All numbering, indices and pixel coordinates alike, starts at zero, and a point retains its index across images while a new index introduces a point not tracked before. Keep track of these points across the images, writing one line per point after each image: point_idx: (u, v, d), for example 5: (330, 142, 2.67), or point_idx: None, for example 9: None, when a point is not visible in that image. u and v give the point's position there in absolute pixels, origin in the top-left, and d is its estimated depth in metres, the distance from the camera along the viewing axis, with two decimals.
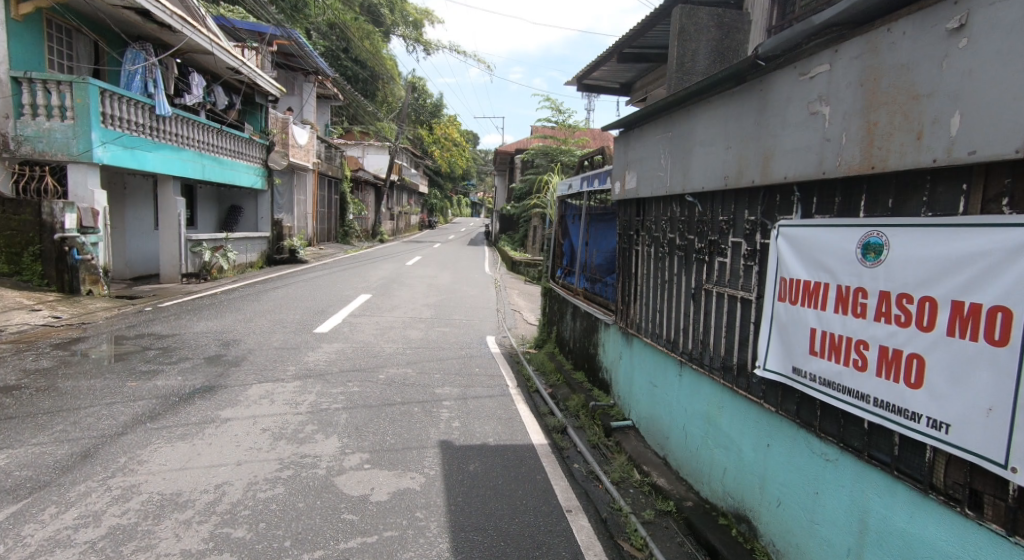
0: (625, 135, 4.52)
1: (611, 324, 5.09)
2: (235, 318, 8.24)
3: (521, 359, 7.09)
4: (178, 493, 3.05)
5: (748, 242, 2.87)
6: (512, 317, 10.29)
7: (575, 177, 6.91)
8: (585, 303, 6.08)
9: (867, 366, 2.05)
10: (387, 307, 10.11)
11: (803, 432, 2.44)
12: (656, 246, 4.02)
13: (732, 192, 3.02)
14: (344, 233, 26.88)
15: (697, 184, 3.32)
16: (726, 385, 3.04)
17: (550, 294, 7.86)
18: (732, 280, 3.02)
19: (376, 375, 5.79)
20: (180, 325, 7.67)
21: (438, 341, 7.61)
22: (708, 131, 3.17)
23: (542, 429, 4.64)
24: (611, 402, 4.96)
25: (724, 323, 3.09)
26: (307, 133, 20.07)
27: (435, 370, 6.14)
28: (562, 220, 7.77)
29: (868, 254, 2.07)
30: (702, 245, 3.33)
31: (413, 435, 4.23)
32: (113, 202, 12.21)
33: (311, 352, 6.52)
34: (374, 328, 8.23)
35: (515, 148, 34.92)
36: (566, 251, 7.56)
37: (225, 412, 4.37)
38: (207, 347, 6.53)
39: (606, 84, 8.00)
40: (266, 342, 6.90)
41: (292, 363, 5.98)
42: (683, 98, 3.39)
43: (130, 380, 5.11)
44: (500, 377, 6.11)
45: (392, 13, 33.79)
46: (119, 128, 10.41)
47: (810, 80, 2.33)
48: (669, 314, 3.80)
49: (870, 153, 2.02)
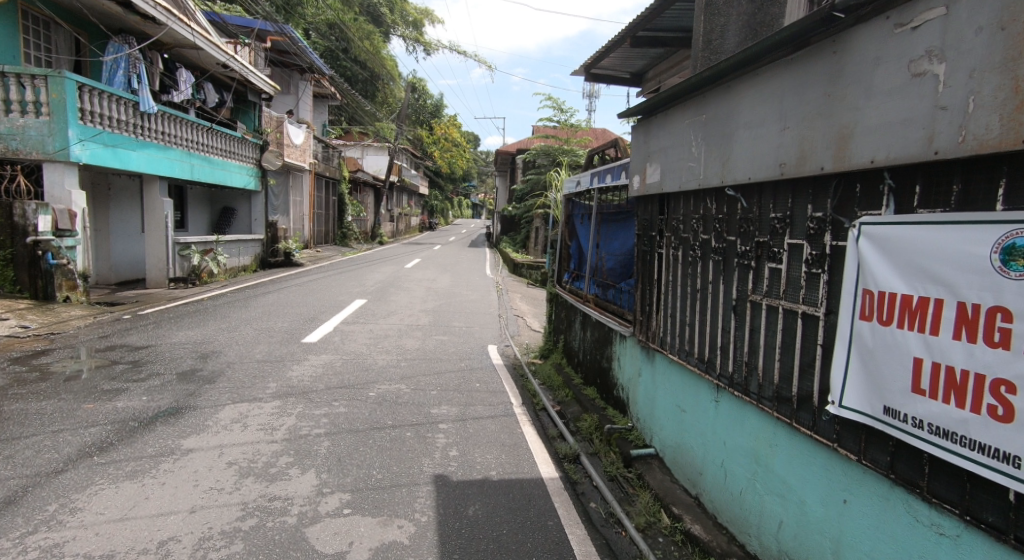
0: (645, 122, 3.96)
1: (629, 336, 4.53)
2: (218, 328, 7.68)
3: (525, 371, 6.54)
4: (110, 556, 2.51)
5: (811, 245, 2.31)
6: (516, 324, 9.74)
7: (583, 173, 6.36)
8: (596, 311, 5.52)
9: (1013, 417, 1.51)
10: (382, 313, 9.54)
11: (899, 493, 1.87)
12: (685, 249, 3.46)
13: (789, 183, 2.46)
14: (342, 235, 26.34)
15: (739, 174, 2.76)
16: (780, 420, 2.47)
17: (556, 300, 7.29)
18: (789, 290, 2.45)
19: (367, 393, 5.21)
20: (158, 335, 7.12)
21: (435, 351, 7.05)
22: (756, 110, 2.61)
23: (551, 457, 4.08)
24: (629, 424, 4.41)
25: (778, 343, 2.52)
26: (303, 132, 19.54)
27: (431, 386, 5.57)
28: (569, 221, 7.24)
29: (1011, 263, 1.52)
30: (747, 247, 2.77)
31: (404, 469, 3.66)
32: (96, 204, 11.71)
33: (296, 366, 5.95)
34: (367, 337, 7.67)
35: (516, 148, 34.38)
36: (574, 254, 7.01)
37: (188, 440, 3.81)
38: (182, 360, 5.97)
39: (616, 73, 7.44)
40: (248, 354, 6.35)
41: (273, 379, 5.42)
42: (722, 71, 2.83)
43: (88, 401, 4.56)
44: (503, 394, 5.54)
45: (391, 13, 33.29)
46: (99, 125, 9.91)
47: (913, 32, 1.77)
48: (703, 329, 3.25)
49: (1018, 123, 1.47)
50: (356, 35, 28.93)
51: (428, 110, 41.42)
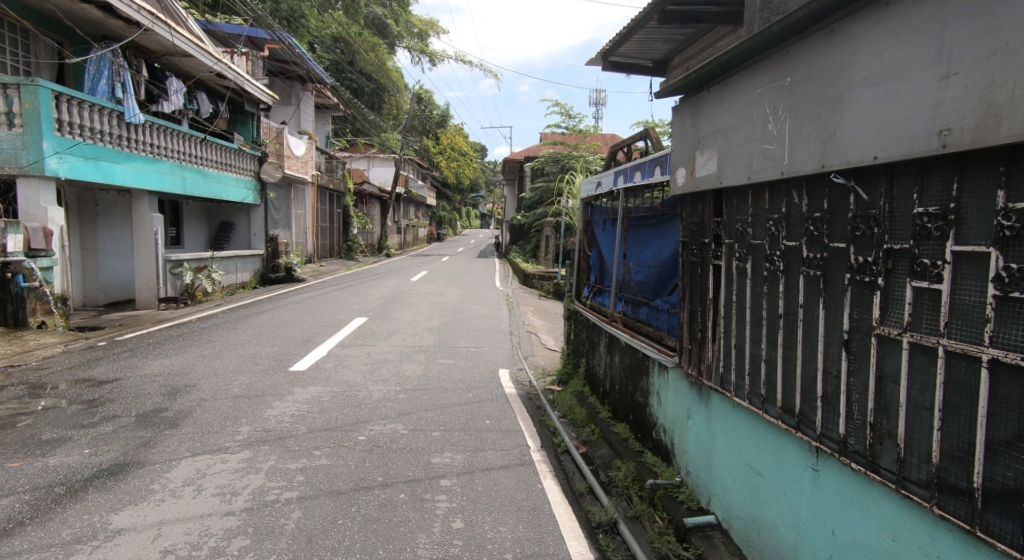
0: (693, 103, 3.14)
1: (673, 368, 3.67)
2: (199, 355, 6.90)
3: (543, 402, 5.71)
4: None
5: (1012, 255, 1.46)
6: (529, 342, 8.90)
7: (606, 173, 5.55)
8: (628, 334, 4.67)
9: None
10: (383, 333, 8.74)
11: None
12: (759, 259, 2.61)
13: (954, 158, 1.62)
14: (348, 248, 25.69)
15: (855, 152, 1.91)
16: (950, 522, 1.61)
17: (576, 318, 6.42)
18: (962, 323, 1.60)
19: (356, 437, 4.38)
20: (130, 365, 6.36)
21: (439, 379, 6.23)
22: (889, 54, 1.78)
23: (582, 527, 3.22)
24: (677, 478, 3.53)
25: (938, 402, 1.67)
26: (304, 143, 18.91)
27: (433, 425, 4.73)
28: (587, 228, 6.42)
29: None
30: (869, 258, 1.92)
31: (394, 553, 2.82)
32: (83, 221, 11.06)
33: (278, 402, 5.13)
34: (364, 363, 6.85)
35: (523, 156, 33.73)
36: (596, 265, 6.16)
37: (119, 517, 3.00)
38: (147, 398, 5.17)
39: (638, 61, 6.61)
40: (226, 388, 5.56)
41: (247, 421, 4.62)
42: (825, 8, 2.01)
43: (15, 458, 3.75)
44: (518, 434, 4.69)
45: (397, 24, 32.89)
46: (78, 136, 9.23)
47: None
48: (790, 368, 2.40)
49: None
50: (361, 48, 28.50)
51: (435, 121, 40.95)
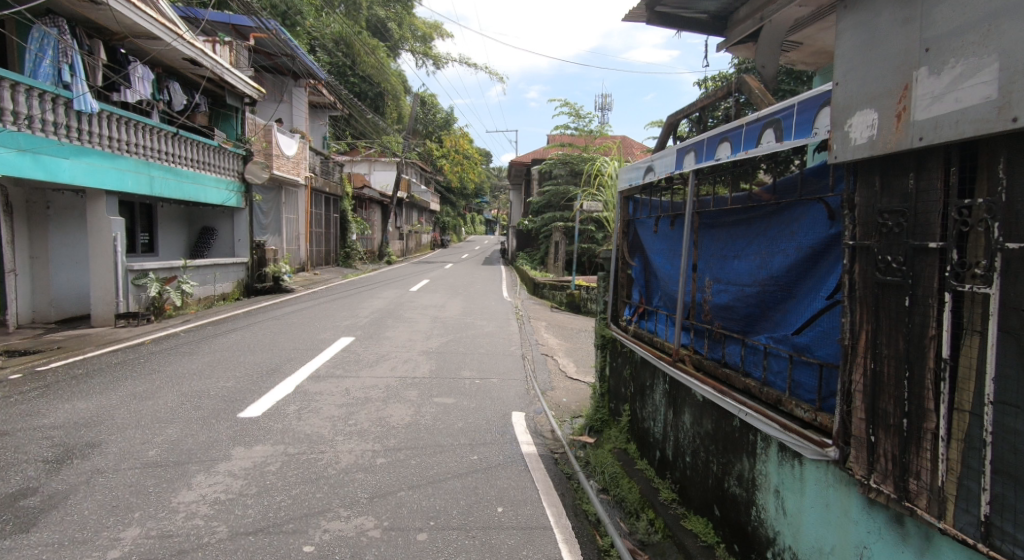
0: None
1: (826, 467, 2.13)
2: (129, 393, 5.40)
3: (575, 469, 4.18)
4: None
5: None
6: (545, 370, 7.39)
7: (660, 153, 4.06)
8: (707, 383, 3.16)
9: None
10: (369, 360, 7.23)
11: None
12: None
13: None
14: (346, 255, 24.20)
15: None
16: None
17: (613, 349, 4.89)
18: None
19: (299, 549, 2.84)
20: (31, 411, 4.85)
21: (434, 431, 4.71)
22: None
23: None
24: None
25: None
26: (296, 143, 17.52)
27: (419, 520, 3.20)
28: (628, 231, 4.94)
29: None
30: None
31: None
32: (31, 226, 9.61)
33: (201, 478, 3.62)
34: (338, 405, 5.33)
35: (529, 159, 32.32)
36: (646, 279, 4.65)
37: None
38: (20, 470, 3.66)
39: (693, 13, 5.10)
40: (140, 449, 4.05)
41: (140, 517, 3.09)
42: None
43: None
44: (547, 535, 3.15)
45: (401, 28, 31.67)
46: (10, 124, 7.78)
47: None
48: None
49: None
50: (362, 49, 27.18)
51: (438, 124, 39.57)
